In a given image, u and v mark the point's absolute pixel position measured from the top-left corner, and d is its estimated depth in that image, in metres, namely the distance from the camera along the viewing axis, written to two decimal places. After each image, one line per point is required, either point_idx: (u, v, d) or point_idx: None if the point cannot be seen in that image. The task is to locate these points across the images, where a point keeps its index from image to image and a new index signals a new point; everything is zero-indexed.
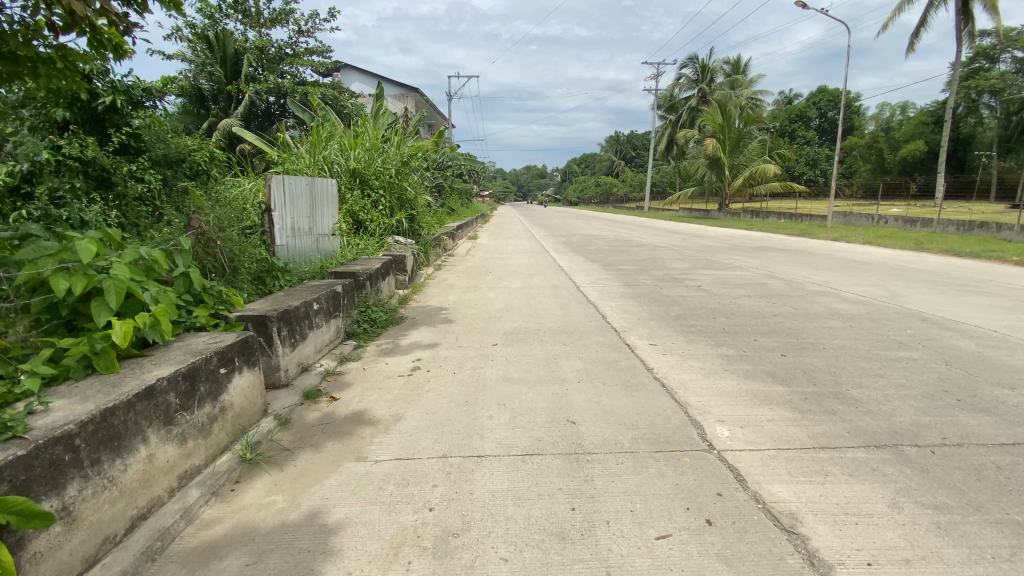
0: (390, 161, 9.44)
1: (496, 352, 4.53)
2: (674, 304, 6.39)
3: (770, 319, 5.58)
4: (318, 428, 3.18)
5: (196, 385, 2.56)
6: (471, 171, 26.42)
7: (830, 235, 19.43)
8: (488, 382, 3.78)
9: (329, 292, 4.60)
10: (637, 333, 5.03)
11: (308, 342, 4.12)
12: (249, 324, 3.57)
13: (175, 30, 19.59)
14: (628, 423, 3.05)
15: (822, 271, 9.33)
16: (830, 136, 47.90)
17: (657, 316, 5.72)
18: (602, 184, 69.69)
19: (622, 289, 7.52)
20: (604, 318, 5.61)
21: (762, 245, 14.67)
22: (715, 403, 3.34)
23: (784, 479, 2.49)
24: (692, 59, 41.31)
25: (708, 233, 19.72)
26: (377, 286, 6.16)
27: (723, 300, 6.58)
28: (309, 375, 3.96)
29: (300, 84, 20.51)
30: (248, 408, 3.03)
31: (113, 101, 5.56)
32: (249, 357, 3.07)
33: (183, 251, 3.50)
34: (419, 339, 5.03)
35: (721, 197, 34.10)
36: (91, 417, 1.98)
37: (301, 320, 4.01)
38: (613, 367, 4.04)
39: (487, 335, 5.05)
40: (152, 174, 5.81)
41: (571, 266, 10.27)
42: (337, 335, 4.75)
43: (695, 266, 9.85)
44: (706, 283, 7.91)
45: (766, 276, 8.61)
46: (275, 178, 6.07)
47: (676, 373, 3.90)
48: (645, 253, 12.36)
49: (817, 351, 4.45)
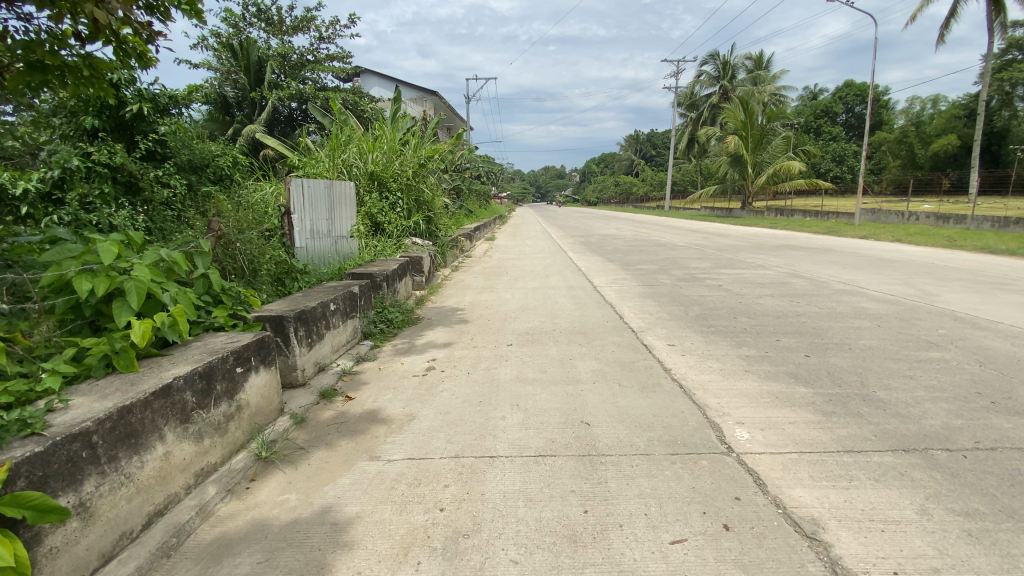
0: (408, 163, 9.52)
1: (512, 352, 4.51)
2: (694, 304, 6.27)
3: (793, 318, 5.43)
4: (332, 426, 3.19)
5: (212, 384, 2.60)
6: (489, 173, 26.55)
7: (858, 233, 18.89)
8: (502, 383, 3.76)
9: (346, 293, 4.65)
10: (655, 333, 4.95)
11: (325, 342, 4.16)
12: (267, 324, 3.63)
13: (201, 40, 20.15)
14: (644, 424, 2.99)
15: (848, 269, 9.07)
16: (858, 131, 46.51)
17: (676, 316, 5.62)
18: (622, 184, 69.27)
19: (640, 290, 7.42)
20: (621, 319, 5.53)
21: (786, 244, 14.35)
22: (735, 405, 3.26)
23: (806, 484, 2.40)
24: (713, 55, 40.76)
25: (730, 232, 19.38)
26: (395, 286, 6.20)
27: (744, 300, 6.44)
28: (326, 374, 3.99)
29: (321, 90, 20.88)
30: (264, 407, 3.07)
31: (140, 109, 5.74)
32: (265, 357, 3.11)
33: (202, 253, 3.58)
34: (434, 339, 5.04)
35: (744, 194, 33.47)
36: (108, 415, 2.02)
37: (318, 320, 4.06)
38: (629, 368, 3.98)
39: (502, 335, 5.03)
40: (178, 179, 5.99)
41: (589, 266, 10.19)
42: (354, 336, 4.78)
43: (716, 265, 9.67)
44: (727, 283, 7.76)
45: (790, 275, 8.40)
46: (294, 181, 6.18)
47: (695, 374, 3.82)
48: (664, 252, 12.19)
49: (842, 352, 4.31)
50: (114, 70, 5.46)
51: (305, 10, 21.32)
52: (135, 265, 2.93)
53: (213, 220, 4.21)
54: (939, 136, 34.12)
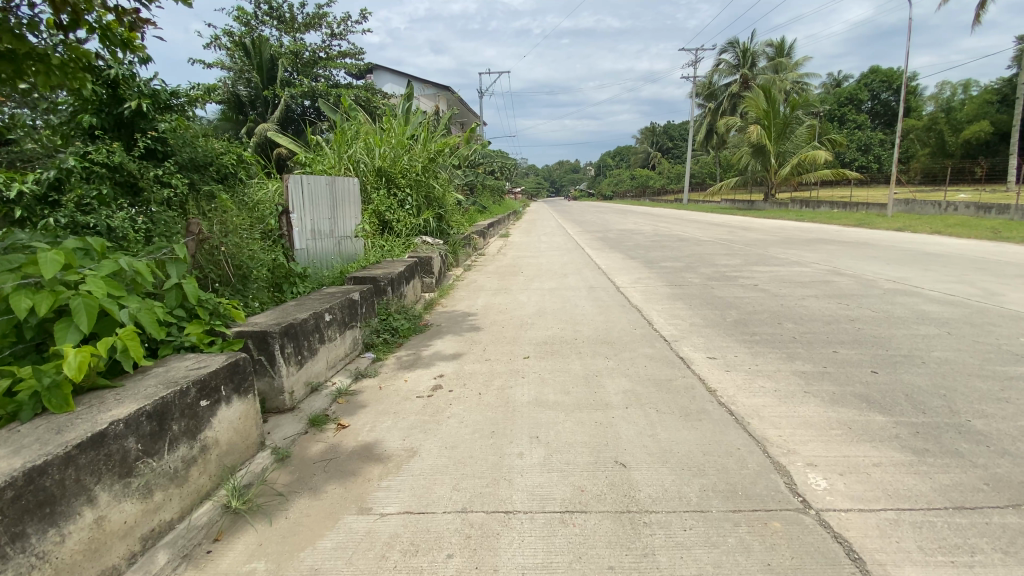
0: (417, 157, 9.03)
1: (529, 366, 3.99)
2: (730, 307, 5.65)
3: (847, 325, 4.80)
4: (320, 465, 2.71)
5: (165, 426, 2.13)
6: (504, 168, 26.04)
7: (893, 224, 17.88)
8: (519, 407, 3.24)
9: (345, 301, 4.18)
10: (691, 343, 4.38)
11: (319, 358, 3.69)
12: (249, 341, 3.18)
13: (215, 39, 20.02)
14: (692, 467, 2.46)
15: (894, 266, 8.31)
16: (885, 119, 44.75)
17: (712, 323, 5.03)
18: (639, 177, 68.16)
19: (667, 290, 6.82)
20: (650, 325, 4.97)
21: (817, 238, 13.55)
22: (802, 440, 2.70)
23: (915, 559, 1.85)
24: (732, 44, 39.64)
25: (755, 226, 18.52)
26: (401, 290, 5.71)
27: (785, 302, 5.81)
28: (318, 396, 3.52)
29: (333, 87, 20.59)
30: (238, 443, 2.60)
31: (139, 106, 5.32)
32: (240, 384, 2.65)
33: (178, 261, 3.13)
34: (443, 349, 4.54)
35: (767, 186, 32.41)
36: (12, 481, 1.57)
37: (310, 333, 3.60)
38: (666, 388, 3.42)
39: (518, 346, 4.50)
40: (179, 178, 5.55)
41: (610, 264, 9.61)
42: (354, 347, 4.31)
43: (747, 262, 9.00)
44: (763, 282, 7.12)
45: (831, 273, 7.70)
46: (293, 177, 5.73)
47: (747, 398, 3.25)
48: (689, 248, 11.52)
49: (916, 368, 3.68)
50: (108, 63, 5.04)
51: (316, 7, 21.06)
52: (88, 279, 2.49)
53: (193, 223, 3.67)
54: (970, 122, 32.55)
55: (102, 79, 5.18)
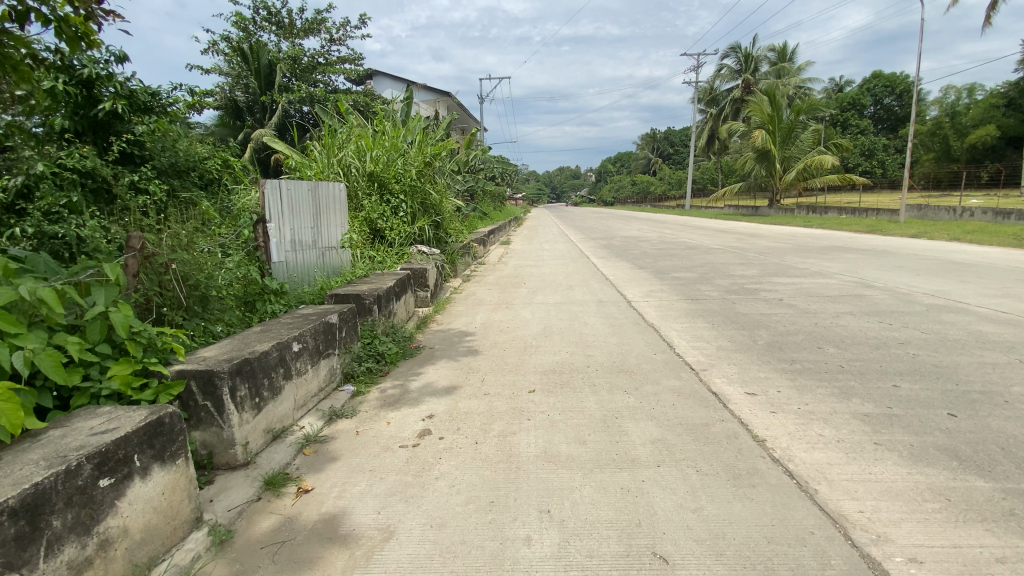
0: (412, 161, 8.43)
1: (536, 403, 3.37)
2: (759, 327, 5.04)
3: (898, 350, 4.20)
4: (269, 551, 2.10)
5: (38, 524, 1.59)
6: (505, 174, 25.58)
7: (907, 231, 17.26)
8: (526, 462, 2.63)
9: (319, 326, 3.58)
10: (724, 374, 3.76)
11: (284, 398, 3.08)
12: (193, 382, 2.62)
13: (212, 44, 19.63)
14: (757, 565, 1.85)
15: (926, 277, 7.70)
16: (888, 124, 44.21)
17: (742, 347, 4.41)
18: (640, 183, 67.76)
19: (685, 306, 6.21)
20: (672, 349, 4.37)
21: (832, 245, 12.95)
22: (893, 520, 2.10)
23: None
24: (735, 49, 39.35)
25: (763, 233, 17.92)
26: (390, 308, 5.11)
27: (819, 321, 5.20)
28: (281, 446, 2.91)
29: (332, 92, 20.13)
30: (163, 527, 2.02)
31: (113, 106, 5.32)
32: (165, 448, 2.05)
33: (107, 285, 2.54)
34: (435, 380, 3.92)
35: (772, 191, 31.86)
36: None
37: (273, 369, 3.01)
38: (704, 437, 2.82)
39: (522, 376, 3.89)
40: (155, 183, 5.58)
41: (618, 275, 9.01)
42: (330, 380, 3.70)
43: (765, 273, 8.40)
44: (788, 296, 6.52)
45: (861, 285, 7.10)
46: (270, 181, 5.12)
47: (807, 454, 2.64)
48: (701, 257, 10.93)
49: (1001, 410, 3.07)
50: (81, 62, 5.07)
51: (315, 12, 20.71)
52: None
53: (134, 237, 3.04)
54: (975, 127, 32.07)
55: (76, 79, 5.20)
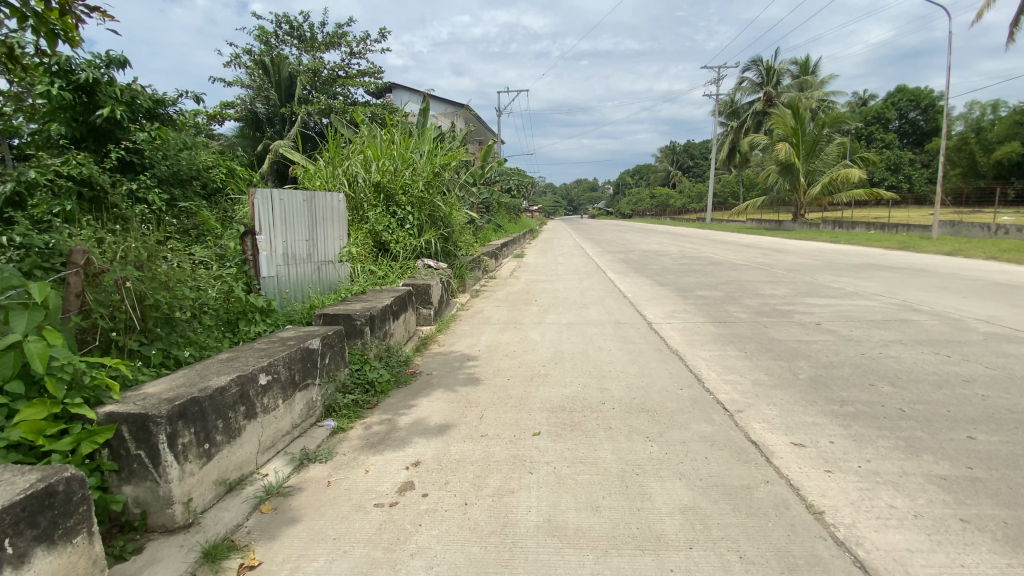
0: (421, 172, 8.03)
1: (541, 450, 2.87)
2: (798, 358, 4.45)
3: (967, 390, 3.58)
4: None
5: None
6: (520, 187, 25.26)
7: (942, 248, 16.32)
8: (524, 537, 2.13)
9: (296, 353, 3.13)
10: (764, 419, 3.20)
11: (243, 441, 2.65)
12: (125, 427, 2.22)
13: (234, 58, 19.81)
14: None
15: (976, 300, 6.99)
16: (914, 138, 42.92)
17: (782, 382, 3.84)
18: (658, 196, 67.17)
19: (711, 329, 5.63)
20: (700, 384, 3.82)
21: (863, 262, 12.20)
22: None
23: None
24: (756, 62, 38.80)
25: (788, 249, 17.15)
26: (386, 329, 4.65)
27: (865, 351, 4.60)
28: (234, 501, 2.47)
29: (349, 104, 20.09)
30: None
31: (112, 113, 5.20)
32: (54, 525, 1.65)
33: (27, 310, 2.15)
34: (428, 417, 3.43)
35: (795, 206, 30.92)
36: None
37: (231, 408, 2.58)
38: (745, 506, 2.29)
39: (527, 414, 3.38)
40: (155, 193, 5.44)
41: (637, 292, 8.45)
42: (309, 414, 3.26)
43: (796, 293, 7.77)
44: (825, 320, 5.90)
45: (905, 309, 6.43)
46: (260, 191, 4.70)
47: (880, 535, 2.07)
48: (725, 274, 10.31)
49: None
50: (79, 67, 4.97)
51: (335, 25, 20.77)
52: None
53: (76, 250, 2.71)
54: (1007, 141, 30.87)
55: (73, 84, 5.07)
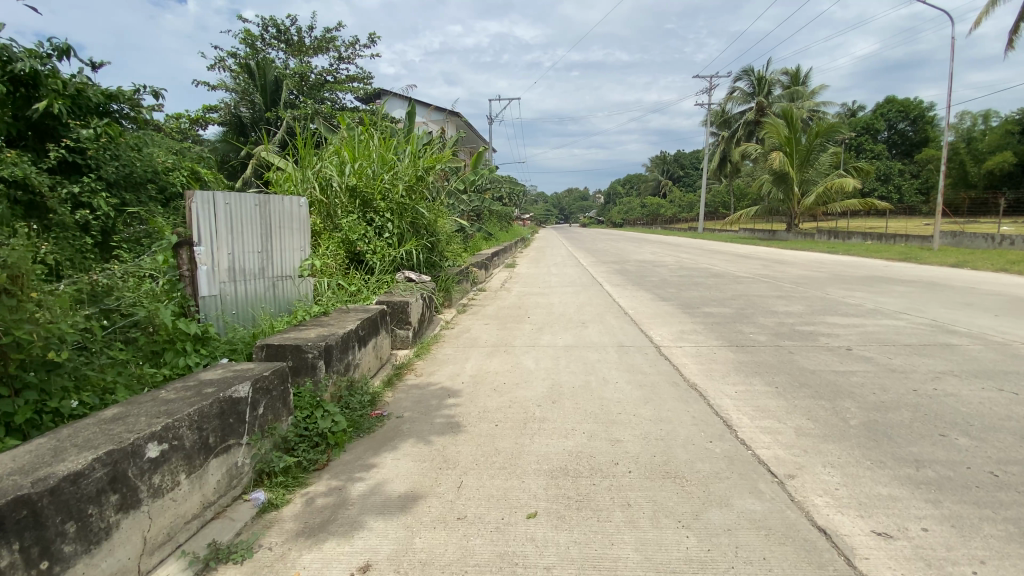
0: (403, 176, 7.25)
1: (539, 544, 2.10)
2: (842, 396, 3.74)
3: None
4: None
5: None
6: (511, 195, 24.57)
7: (944, 259, 15.83)
8: None
9: (211, 409, 2.34)
10: (827, 489, 2.47)
11: (114, 545, 1.85)
12: None
13: (217, 60, 19.04)
14: None
15: (1011, 320, 6.34)
16: (903, 148, 43.01)
17: (833, 432, 3.12)
18: (648, 206, 67.11)
19: (729, 356, 4.91)
20: (733, 435, 3.08)
21: (871, 275, 11.59)
22: None
23: None
24: (747, 72, 38.81)
25: (787, 260, 16.56)
26: (350, 359, 3.89)
27: (917, 387, 3.89)
28: None
29: (336, 109, 19.36)
30: None
31: (51, 106, 4.35)
32: None
33: None
34: (392, 485, 2.65)
35: (788, 216, 30.59)
36: None
37: (93, 501, 1.78)
38: None
39: (518, 480, 2.61)
40: (101, 198, 4.56)
41: (638, 308, 7.74)
42: (230, 488, 2.45)
43: (812, 310, 7.09)
44: (855, 344, 5.21)
45: (939, 330, 5.76)
46: (200, 195, 3.94)
47: None
48: (729, 288, 9.63)
49: None
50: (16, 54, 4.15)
51: (322, 29, 20.05)
52: None
53: None
54: (996, 151, 30.85)
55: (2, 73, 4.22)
